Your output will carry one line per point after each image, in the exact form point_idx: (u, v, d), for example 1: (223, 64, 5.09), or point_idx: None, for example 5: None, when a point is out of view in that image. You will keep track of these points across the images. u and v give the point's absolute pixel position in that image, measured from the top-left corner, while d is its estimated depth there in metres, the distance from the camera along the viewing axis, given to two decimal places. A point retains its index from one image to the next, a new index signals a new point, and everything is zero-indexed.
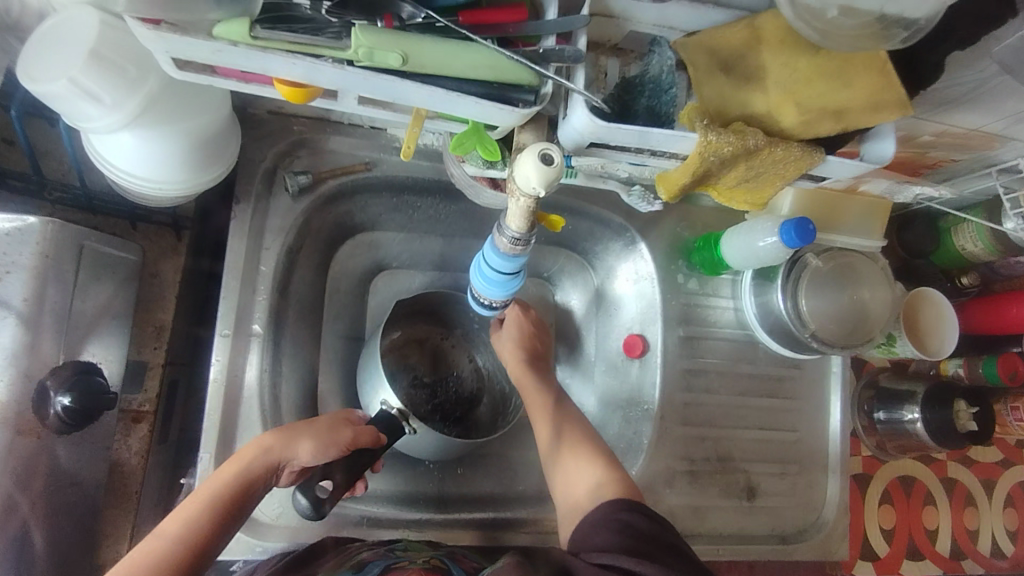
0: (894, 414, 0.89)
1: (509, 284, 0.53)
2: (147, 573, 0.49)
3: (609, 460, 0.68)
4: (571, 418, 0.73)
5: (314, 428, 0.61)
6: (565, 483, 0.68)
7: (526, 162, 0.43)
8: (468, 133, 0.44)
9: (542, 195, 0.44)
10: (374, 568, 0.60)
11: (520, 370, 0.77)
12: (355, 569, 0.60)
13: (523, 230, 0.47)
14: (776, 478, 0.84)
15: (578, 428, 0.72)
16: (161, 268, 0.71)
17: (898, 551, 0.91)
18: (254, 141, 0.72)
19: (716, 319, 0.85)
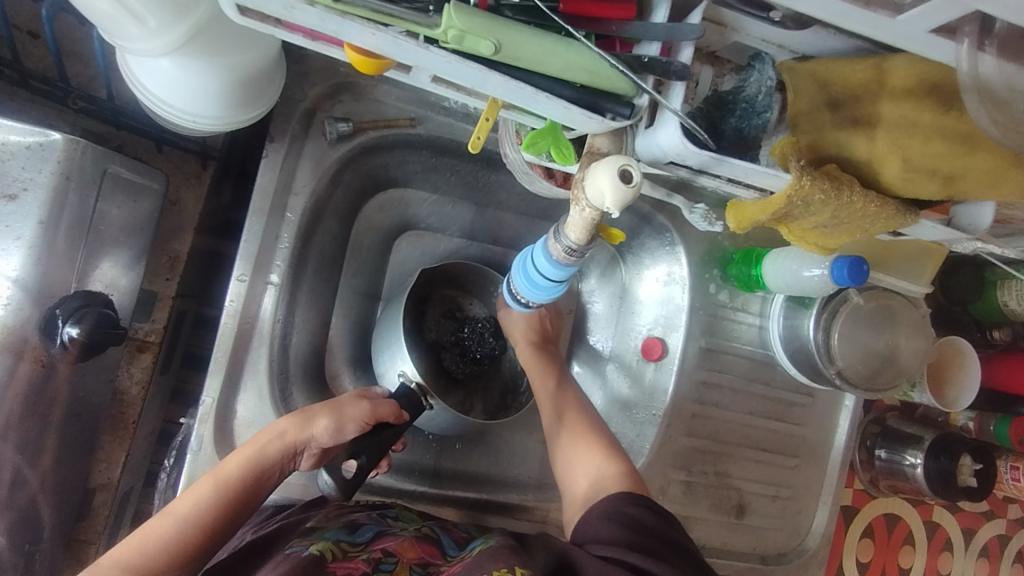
0: (895, 456, 0.88)
1: (540, 285, 0.49)
2: (156, 552, 0.49)
3: (610, 447, 0.67)
4: (575, 407, 0.71)
5: (331, 410, 0.60)
6: (567, 465, 0.67)
7: (604, 176, 0.39)
8: (544, 133, 0.41)
9: (611, 211, 0.40)
10: (367, 532, 0.59)
11: (531, 360, 0.75)
12: (348, 529, 0.59)
13: (581, 241, 0.44)
14: (768, 500, 0.85)
15: (578, 423, 0.69)
16: (182, 196, 0.68)
17: None
18: (296, 76, 0.66)
19: (739, 335, 0.83)
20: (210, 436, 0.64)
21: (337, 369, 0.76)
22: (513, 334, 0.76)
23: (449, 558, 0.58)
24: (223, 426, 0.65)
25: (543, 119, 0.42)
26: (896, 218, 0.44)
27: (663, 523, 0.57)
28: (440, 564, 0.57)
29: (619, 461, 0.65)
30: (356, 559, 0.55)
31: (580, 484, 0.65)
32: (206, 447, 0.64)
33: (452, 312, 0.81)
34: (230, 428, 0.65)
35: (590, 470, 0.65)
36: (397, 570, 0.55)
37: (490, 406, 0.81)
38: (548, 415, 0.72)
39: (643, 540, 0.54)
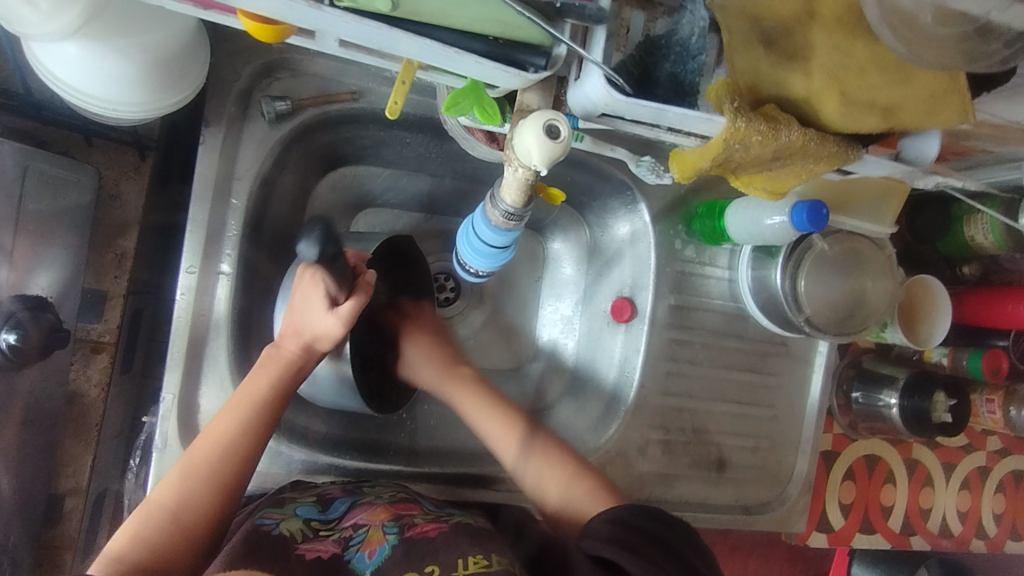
0: (871, 397, 0.89)
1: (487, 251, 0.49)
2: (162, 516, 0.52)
3: (576, 464, 0.67)
4: (542, 440, 0.69)
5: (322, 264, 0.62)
6: (535, 481, 0.68)
7: (541, 143, 0.37)
8: (466, 93, 0.39)
9: (542, 170, 0.39)
10: (339, 506, 0.58)
11: (462, 396, 0.72)
12: (321, 506, 0.58)
13: (518, 204, 0.43)
14: (748, 451, 0.85)
15: (545, 447, 0.68)
16: (122, 189, 0.66)
17: (852, 526, 0.94)
18: (227, 55, 0.64)
19: (709, 289, 0.82)
20: (174, 433, 0.63)
21: None
22: (438, 377, 0.73)
23: (424, 511, 0.59)
24: (188, 422, 0.64)
25: (463, 78, 0.40)
26: (841, 155, 0.42)
27: (665, 531, 0.56)
28: (415, 517, 0.58)
29: (581, 480, 0.66)
30: (324, 540, 0.55)
31: (549, 499, 0.67)
32: (171, 444, 0.63)
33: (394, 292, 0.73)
34: (195, 424, 0.64)
35: (556, 488, 0.67)
36: (368, 534, 0.55)
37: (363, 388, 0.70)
38: (510, 443, 0.69)
39: (634, 539, 0.55)
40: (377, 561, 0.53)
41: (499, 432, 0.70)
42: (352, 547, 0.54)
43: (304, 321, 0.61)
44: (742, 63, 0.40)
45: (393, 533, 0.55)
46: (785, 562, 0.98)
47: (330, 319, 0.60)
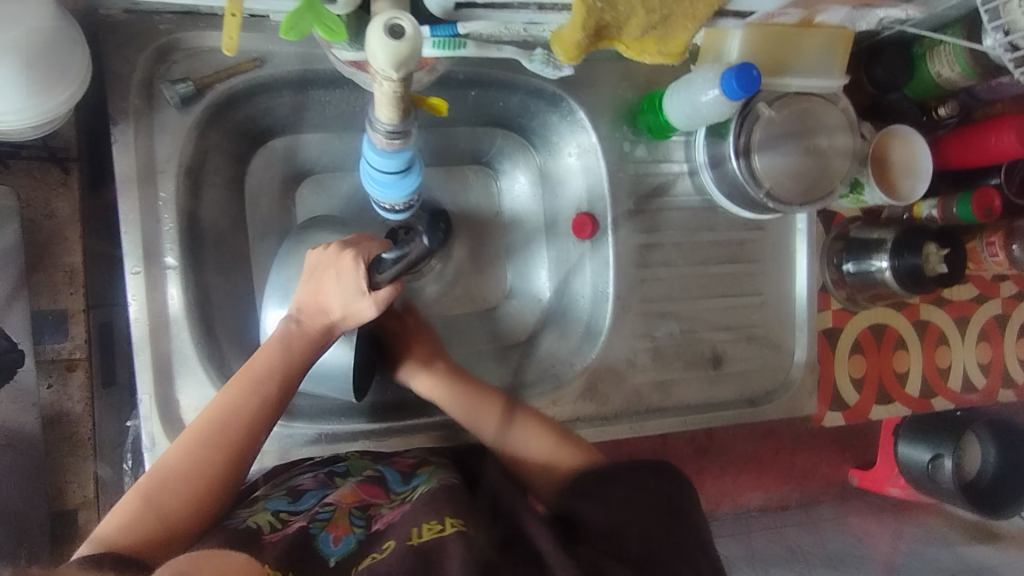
0: (863, 265, 0.86)
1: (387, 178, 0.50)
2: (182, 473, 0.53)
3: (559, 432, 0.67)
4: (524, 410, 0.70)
5: (356, 247, 0.60)
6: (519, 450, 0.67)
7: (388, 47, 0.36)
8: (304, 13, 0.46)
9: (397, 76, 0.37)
10: (309, 498, 0.59)
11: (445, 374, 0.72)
12: (291, 499, 0.59)
13: (396, 120, 0.41)
14: (742, 343, 0.83)
15: (528, 418, 0.69)
16: (55, 207, 0.66)
17: (868, 399, 0.92)
18: (116, 47, 0.62)
19: (670, 187, 0.79)
20: (159, 430, 0.64)
21: None
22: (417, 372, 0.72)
23: (390, 498, 0.59)
24: (171, 418, 0.65)
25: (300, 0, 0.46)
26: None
27: (600, 464, 0.60)
28: (381, 507, 0.58)
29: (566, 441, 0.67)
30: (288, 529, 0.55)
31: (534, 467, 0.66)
32: (160, 441, 0.64)
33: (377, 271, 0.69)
34: (178, 418, 0.65)
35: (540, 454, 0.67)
36: (334, 517, 0.56)
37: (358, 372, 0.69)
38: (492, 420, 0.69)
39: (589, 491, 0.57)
40: (340, 548, 0.53)
41: (479, 411, 0.70)
42: (317, 527, 0.55)
43: (334, 300, 0.60)
44: None
45: (359, 526, 0.55)
46: (825, 455, 0.94)
47: (363, 303, 0.59)
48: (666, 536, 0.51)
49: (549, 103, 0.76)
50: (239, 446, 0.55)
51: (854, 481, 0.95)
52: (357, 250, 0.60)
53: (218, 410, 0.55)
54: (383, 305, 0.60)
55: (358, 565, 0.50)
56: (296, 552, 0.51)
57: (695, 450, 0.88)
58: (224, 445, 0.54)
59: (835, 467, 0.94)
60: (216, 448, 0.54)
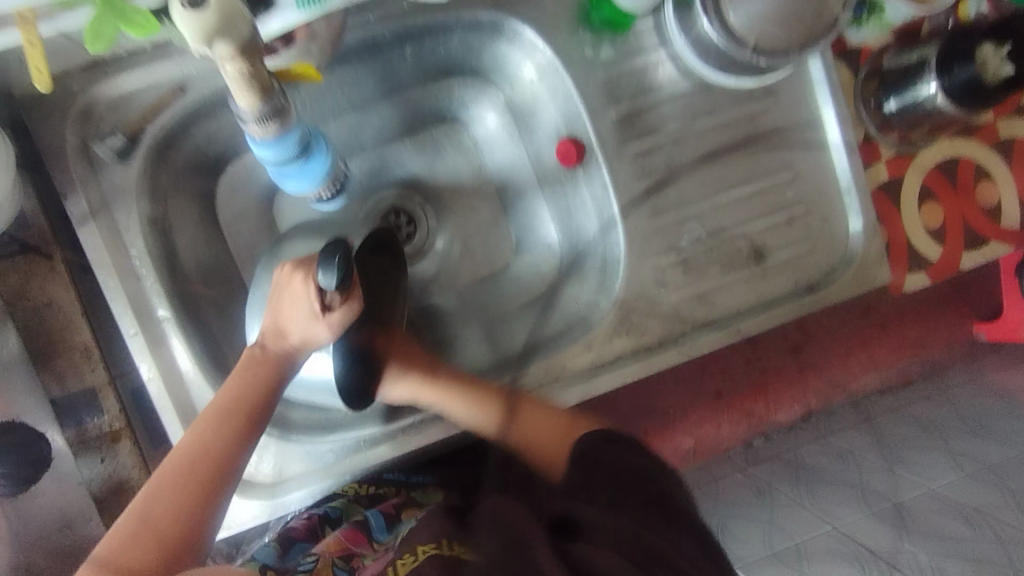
0: (907, 98, 0.72)
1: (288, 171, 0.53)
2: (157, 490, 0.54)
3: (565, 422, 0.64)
4: (528, 399, 0.67)
5: (305, 267, 0.60)
6: (527, 436, 0.65)
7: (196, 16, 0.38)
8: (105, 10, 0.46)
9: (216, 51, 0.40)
10: (297, 554, 0.69)
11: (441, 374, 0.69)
12: (280, 551, 0.69)
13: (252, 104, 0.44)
14: (782, 228, 0.73)
15: (531, 407, 0.66)
16: (50, 293, 0.67)
17: (956, 248, 0.78)
18: (42, 121, 0.61)
19: (652, 80, 0.70)
20: None
21: None
22: (406, 387, 0.68)
23: (374, 549, 0.66)
24: None
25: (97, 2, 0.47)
26: None
27: (628, 461, 0.56)
28: (363, 558, 0.66)
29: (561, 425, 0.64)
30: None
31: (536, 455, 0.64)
32: None
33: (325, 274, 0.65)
34: None
35: (546, 441, 0.64)
36: (316, 568, 0.66)
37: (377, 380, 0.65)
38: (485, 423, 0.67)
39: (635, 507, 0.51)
40: None
41: (478, 408, 0.67)
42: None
43: (294, 326, 0.60)
44: None
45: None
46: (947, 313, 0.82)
47: (318, 327, 0.60)
48: (653, 537, 0.49)
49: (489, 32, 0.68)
50: (213, 462, 0.56)
51: (984, 337, 0.81)
52: (306, 272, 0.59)
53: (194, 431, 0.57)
54: (340, 329, 0.60)
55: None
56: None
57: (791, 347, 0.78)
58: (196, 461, 0.56)
59: (959, 327, 0.81)
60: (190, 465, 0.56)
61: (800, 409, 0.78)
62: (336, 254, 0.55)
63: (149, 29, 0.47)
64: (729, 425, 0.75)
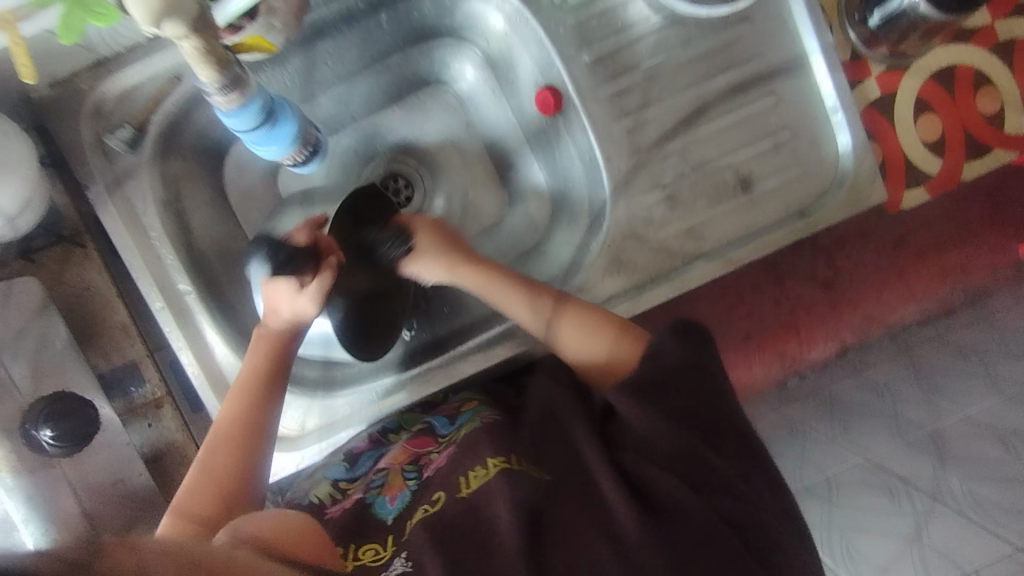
0: (890, 10, 0.70)
1: (265, 137, 0.61)
2: (209, 452, 0.62)
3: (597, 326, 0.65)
4: (576, 302, 0.67)
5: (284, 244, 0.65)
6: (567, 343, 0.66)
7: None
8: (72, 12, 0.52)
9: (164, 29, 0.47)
10: (365, 462, 0.69)
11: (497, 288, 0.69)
12: (347, 465, 0.70)
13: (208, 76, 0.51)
14: (768, 155, 0.73)
15: (581, 312, 0.66)
16: (88, 278, 0.74)
17: (958, 158, 0.76)
18: (60, 121, 0.67)
19: (623, 21, 0.71)
20: None
21: None
22: (444, 270, 0.71)
23: (437, 443, 0.66)
24: None
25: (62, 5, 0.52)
26: None
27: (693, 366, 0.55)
28: (429, 453, 0.65)
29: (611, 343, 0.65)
30: (350, 496, 0.65)
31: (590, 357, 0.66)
32: None
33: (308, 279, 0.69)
34: None
35: (587, 339, 0.65)
36: (388, 480, 0.64)
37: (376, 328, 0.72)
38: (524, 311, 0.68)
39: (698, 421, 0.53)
40: (395, 505, 0.61)
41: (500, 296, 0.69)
42: (376, 493, 0.64)
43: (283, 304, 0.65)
44: None
45: (411, 478, 0.63)
46: (986, 239, 0.74)
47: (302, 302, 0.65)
48: (714, 459, 0.51)
49: None
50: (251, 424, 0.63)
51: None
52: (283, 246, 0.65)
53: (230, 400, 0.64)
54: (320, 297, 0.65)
55: (410, 520, 0.58)
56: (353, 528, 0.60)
57: (822, 288, 0.73)
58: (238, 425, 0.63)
59: (999, 249, 0.74)
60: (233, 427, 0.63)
61: (835, 345, 0.73)
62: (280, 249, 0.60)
63: (113, 18, 0.53)
64: (762, 365, 0.72)
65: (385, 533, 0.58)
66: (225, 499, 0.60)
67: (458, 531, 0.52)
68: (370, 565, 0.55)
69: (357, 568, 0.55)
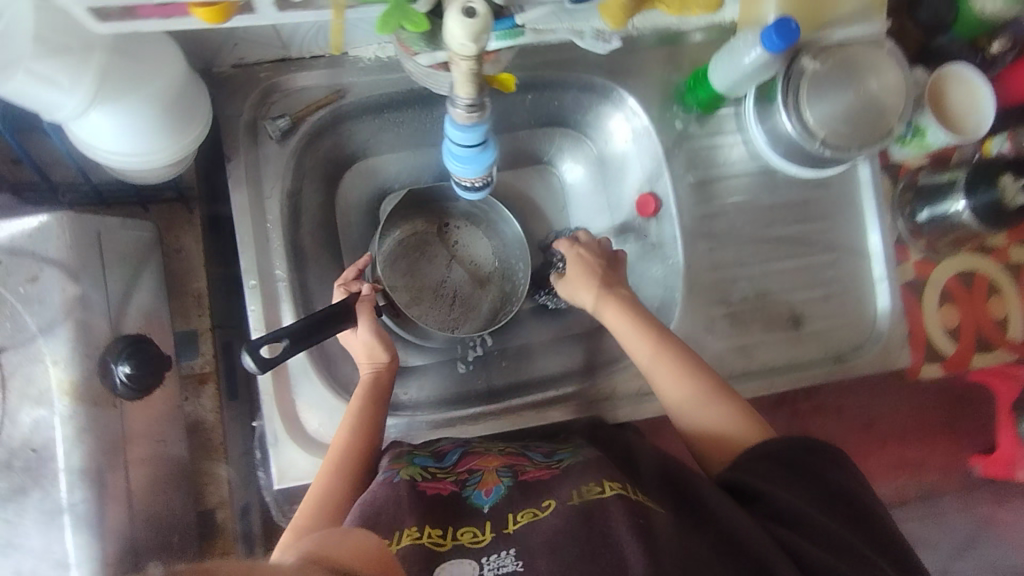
0: (938, 211, 0.84)
1: (479, 159, 0.55)
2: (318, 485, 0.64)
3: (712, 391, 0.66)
4: (618, 299, 0.72)
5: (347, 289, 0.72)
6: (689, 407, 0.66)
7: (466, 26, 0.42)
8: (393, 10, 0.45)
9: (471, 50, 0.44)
10: (452, 455, 0.64)
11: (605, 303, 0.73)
12: (433, 456, 0.64)
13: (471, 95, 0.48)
14: (821, 301, 0.83)
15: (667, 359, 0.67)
16: (183, 241, 0.75)
17: (969, 348, 0.88)
18: (227, 96, 0.73)
19: (725, 158, 0.82)
20: (283, 429, 0.71)
21: None
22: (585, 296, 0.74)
23: (535, 460, 0.62)
24: (291, 415, 0.72)
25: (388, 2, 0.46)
26: None
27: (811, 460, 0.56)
28: (526, 465, 0.62)
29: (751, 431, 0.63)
30: (443, 480, 0.60)
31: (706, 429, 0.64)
32: (283, 438, 0.71)
33: (408, 280, 0.84)
34: (295, 415, 0.72)
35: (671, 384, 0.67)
36: (482, 477, 0.60)
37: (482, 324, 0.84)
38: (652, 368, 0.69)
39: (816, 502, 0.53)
40: (493, 497, 0.57)
41: (603, 310, 0.73)
42: (469, 487, 0.59)
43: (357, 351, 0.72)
44: None
45: (506, 476, 0.60)
46: (935, 443, 0.88)
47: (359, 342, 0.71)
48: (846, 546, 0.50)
49: (596, 90, 0.81)
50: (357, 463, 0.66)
51: (978, 469, 0.88)
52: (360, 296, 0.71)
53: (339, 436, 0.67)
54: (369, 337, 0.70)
55: (516, 517, 0.54)
56: (449, 508, 0.56)
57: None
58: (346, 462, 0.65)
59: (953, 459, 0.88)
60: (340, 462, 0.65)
61: None
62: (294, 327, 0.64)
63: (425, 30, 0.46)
64: None
65: (482, 520, 0.54)
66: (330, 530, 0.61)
67: (577, 539, 0.49)
68: (472, 548, 0.51)
69: (457, 548, 0.51)
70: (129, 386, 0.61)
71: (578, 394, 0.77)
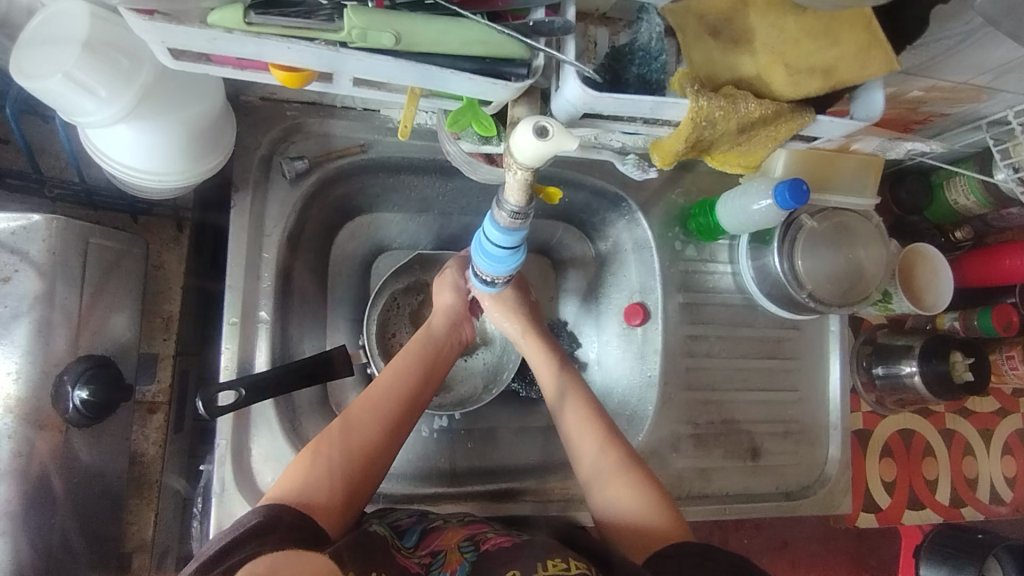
0: (892, 369, 0.90)
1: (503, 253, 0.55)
2: (367, 419, 0.66)
3: (609, 434, 0.70)
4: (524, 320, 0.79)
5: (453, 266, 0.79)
6: (572, 428, 0.72)
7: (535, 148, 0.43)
8: (464, 110, 0.48)
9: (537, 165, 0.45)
10: (412, 536, 0.62)
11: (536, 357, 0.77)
12: (394, 531, 0.62)
13: (522, 203, 0.49)
14: (779, 437, 0.87)
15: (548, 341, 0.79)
16: (165, 260, 0.71)
17: (900, 502, 0.94)
18: (249, 126, 0.71)
19: (715, 285, 0.86)
20: (231, 478, 0.66)
21: (341, 395, 0.80)
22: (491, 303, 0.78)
23: (494, 528, 0.64)
24: (241, 464, 0.68)
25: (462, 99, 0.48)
26: (797, 119, 0.48)
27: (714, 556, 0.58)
28: (486, 533, 0.63)
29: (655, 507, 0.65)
30: (409, 558, 0.59)
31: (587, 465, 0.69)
32: (230, 488, 0.66)
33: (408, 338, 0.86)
34: (248, 465, 0.68)
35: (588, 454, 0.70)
36: (447, 557, 0.60)
37: (463, 394, 0.86)
38: (549, 395, 0.75)
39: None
40: None
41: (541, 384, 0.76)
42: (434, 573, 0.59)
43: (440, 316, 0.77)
44: (700, 56, 0.47)
45: (469, 552, 0.60)
46: None
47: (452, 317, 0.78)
48: None
49: (604, 196, 0.83)
50: (402, 417, 0.68)
51: None
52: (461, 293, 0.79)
53: (388, 378, 0.69)
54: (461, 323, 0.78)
55: None
56: None
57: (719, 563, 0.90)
58: (395, 413, 0.67)
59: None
60: (383, 404, 0.67)
61: None
62: (253, 379, 0.66)
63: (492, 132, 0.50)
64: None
65: None
66: (350, 476, 0.62)
67: None
68: None
69: None
70: (81, 413, 0.58)
71: (540, 489, 0.76)
